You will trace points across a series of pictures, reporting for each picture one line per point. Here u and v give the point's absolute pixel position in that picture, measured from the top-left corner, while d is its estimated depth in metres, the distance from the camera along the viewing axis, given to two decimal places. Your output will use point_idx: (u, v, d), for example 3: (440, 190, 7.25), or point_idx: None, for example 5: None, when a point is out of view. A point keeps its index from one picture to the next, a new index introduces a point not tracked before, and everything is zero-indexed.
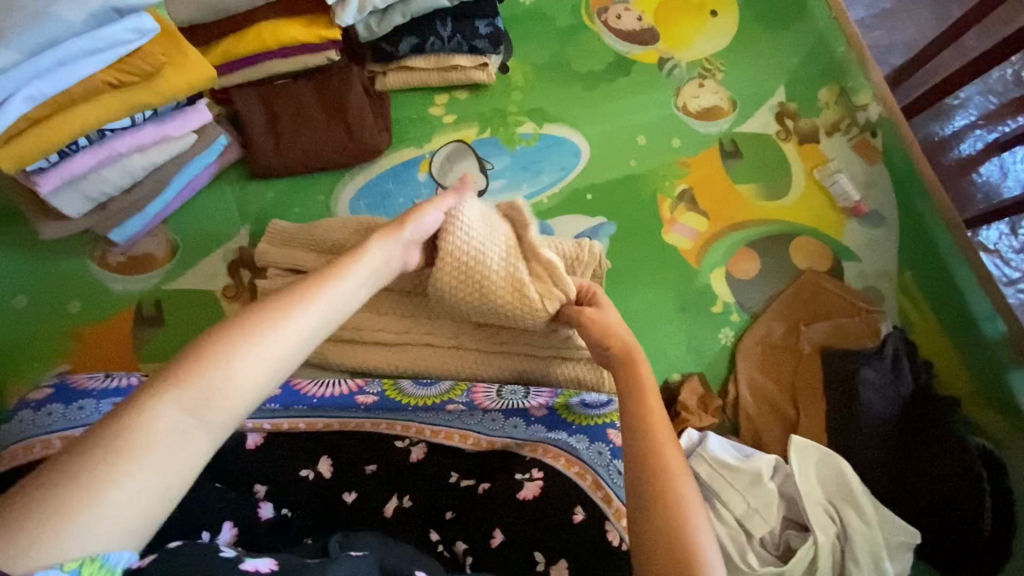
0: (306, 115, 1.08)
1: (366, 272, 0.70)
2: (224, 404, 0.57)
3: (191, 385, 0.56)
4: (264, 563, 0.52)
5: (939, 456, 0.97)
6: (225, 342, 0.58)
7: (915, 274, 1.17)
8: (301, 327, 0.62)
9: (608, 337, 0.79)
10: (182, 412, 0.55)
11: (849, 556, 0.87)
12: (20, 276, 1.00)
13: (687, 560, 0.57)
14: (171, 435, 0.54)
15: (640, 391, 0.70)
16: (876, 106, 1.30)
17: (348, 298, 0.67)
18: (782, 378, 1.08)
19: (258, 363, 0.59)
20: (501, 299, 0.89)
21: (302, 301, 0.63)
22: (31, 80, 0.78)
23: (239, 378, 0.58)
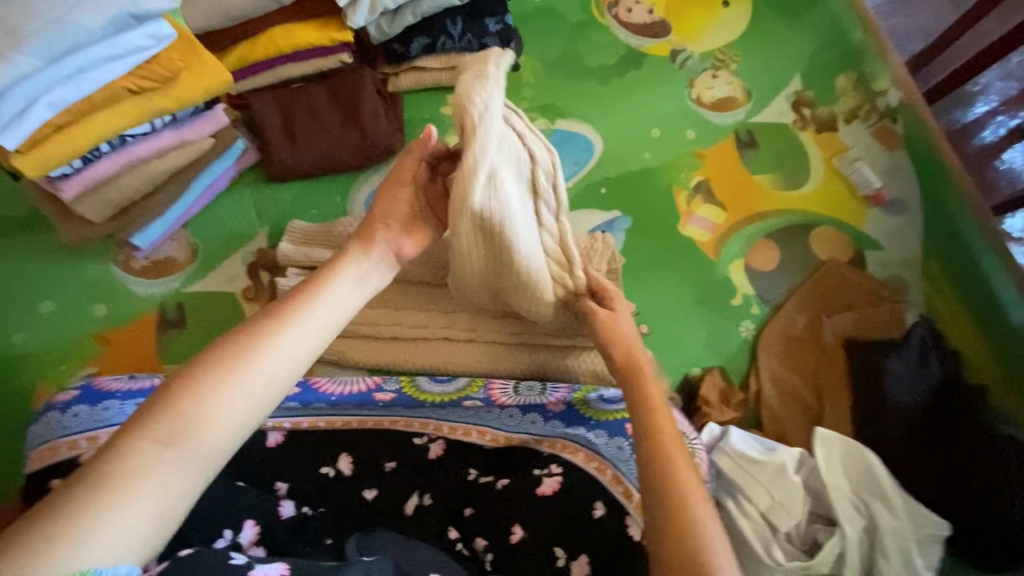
0: (322, 116, 1.09)
1: (349, 286, 0.67)
2: (209, 433, 0.55)
3: (170, 417, 0.54)
4: (274, 568, 0.54)
5: (967, 446, 0.95)
6: (220, 358, 0.58)
7: (941, 262, 1.14)
8: (283, 350, 0.60)
9: (623, 347, 0.78)
10: (164, 445, 0.53)
11: (878, 551, 0.85)
12: (48, 282, 1.03)
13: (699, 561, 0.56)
14: (155, 467, 0.52)
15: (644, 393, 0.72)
16: (895, 92, 1.27)
17: (332, 315, 0.64)
18: (806, 369, 1.06)
19: (240, 391, 0.57)
20: (518, 282, 0.84)
21: (284, 322, 0.61)
22: (53, 87, 0.80)
23: (221, 406, 0.56)
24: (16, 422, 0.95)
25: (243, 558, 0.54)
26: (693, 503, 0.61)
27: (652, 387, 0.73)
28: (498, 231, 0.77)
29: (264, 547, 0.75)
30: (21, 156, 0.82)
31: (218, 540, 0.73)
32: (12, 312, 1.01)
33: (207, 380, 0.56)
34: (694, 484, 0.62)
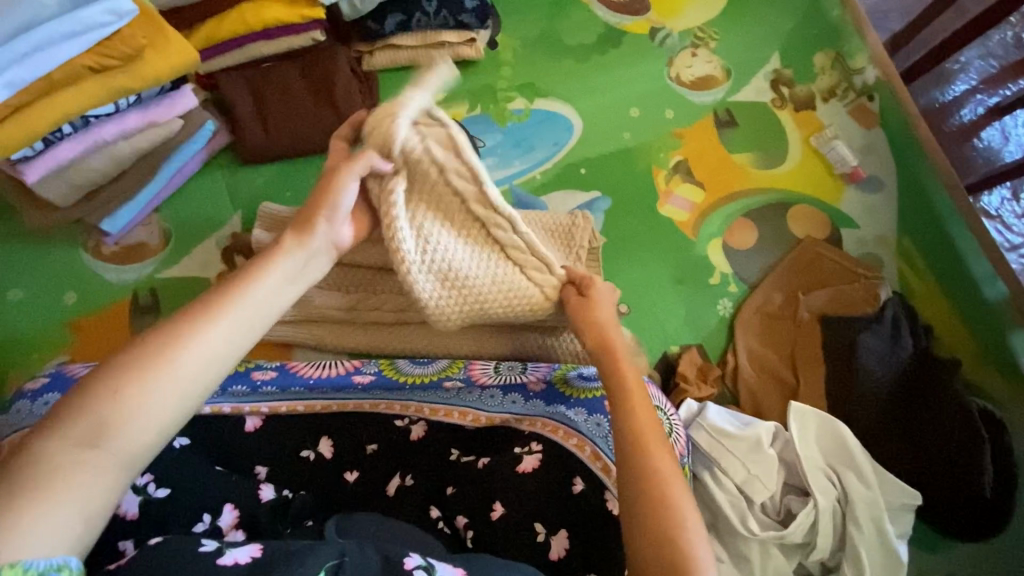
0: (294, 96, 1.07)
1: (279, 281, 0.67)
2: (136, 429, 0.52)
3: (92, 413, 0.51)
4: (245, 553, 0.54)
5: (937, 415, 0.98)
6: (144, 353, 0.55)
7: (915, 239, 1.16)
8: (214, 343, 0.59)
9: (601, 330, 0.77)
10: (87, 443, 0.50)
11: (850, 519, 0.87)
12: (14, 268, 1.00)
13: (670, 534, 0.58)
14: (80, 466, 0.49)
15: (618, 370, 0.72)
16: (872, 69, 1.28)
17: (261, 310, 0.64)
18: (782, 346, 1.07)
19: (168, 385, 0.55)
20: (499, 304, 0.82)
21: (213, 316, 0.60)
22: (10, 64, 0.77)
23: (148, 402, 0.54)
24: None
25: (215, 544, 0.55)
26: (669, 484, 0.61)
27: (624, 364, 0.73)
28: (454, 266, 0.80)
29: (243, 530, 0.74)
30: None
31: (197, 524, 0.73)
32: None
33: (132, 375, 0.54)
34: (667, 460, 0.63)
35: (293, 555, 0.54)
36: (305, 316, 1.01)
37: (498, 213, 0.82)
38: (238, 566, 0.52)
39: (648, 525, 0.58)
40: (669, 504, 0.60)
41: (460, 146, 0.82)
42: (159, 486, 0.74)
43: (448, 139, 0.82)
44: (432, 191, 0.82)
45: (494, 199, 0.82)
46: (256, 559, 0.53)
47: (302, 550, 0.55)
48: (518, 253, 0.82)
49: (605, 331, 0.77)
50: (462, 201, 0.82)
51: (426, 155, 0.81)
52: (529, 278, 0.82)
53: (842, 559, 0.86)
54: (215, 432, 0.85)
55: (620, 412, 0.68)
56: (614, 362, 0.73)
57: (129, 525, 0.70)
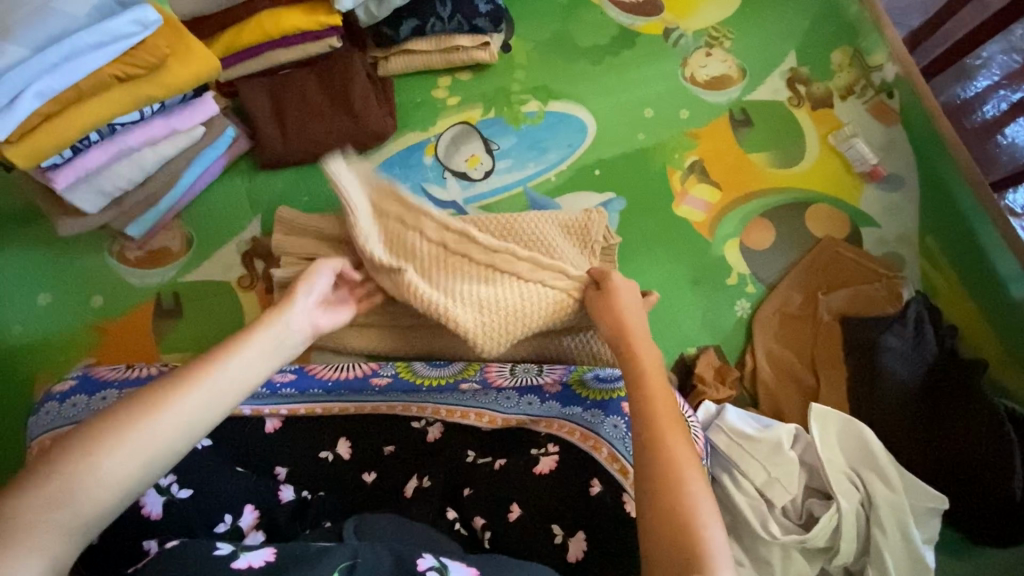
0: (312, 102, 1.09)
1: (260, 348, 0.68)
2: (98, 495, 0.53)
3: (63, 475, 0.52)
4: (259, 557, 0.55)
5: (961, 419, 0.95)
6: (123, 417, 0.57)
7: (938, 238, 1.14)
8: (187, 410, 0.59)
9: (617, 321, 0.79)
10: (49, 506, 0.51)
11: (874, 523, 0.85)
12: (43, 273, 1.03)
13: (683, 533, 0.55)
14: (40, 529, 0.49)
15: (637, 356, 0.72)
16: (891, 66, 1.26)
17: (239, 377, 0.64)
18: (802, 348, 1.06)
19: (134, 450, 0.56)
20: (533, 319, 0.89)
21: (189, 381, 0.61)
22: (40, 75, 0.80)
23: (113, 467, 0.54)
24: (16, 413, 0.96)
25: (230, 548, 0.56)
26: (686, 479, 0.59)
27: (642, 351, 0.73)
28: (489, 300, 0.88)
29: (263, 531, 0.76)
30: (12, 148, 0.82)
31: (219, 524, 0.75)
32: (8, 303, 1.01)
33: (108, 438, 0.55)
34: (686, 453, 0.61)
35: (306, 557, 0.55)
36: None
37: (500, 253, 0.90)
38: (251, 570, 0.53)
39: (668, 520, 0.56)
40: (688, 499, 0.57)
41: (423, 211, 0.93)
42: (182, 486, 0.75)
43: (419, 210, 0.94)
44: (438, 253, 0.92)
45: (487, 242, 0.91)
46: (270, 562, 0.54)
47: (313, 553, 0.56)
48: (531, 275, 0.89)
49: (621, 320, 0.78)
50: (467, 251, 0.91)
51: (416, 225, 0.94)
52: (549, 286, 0.89)
53: (867, 564, 0.84)
54: (238, 433, 0.86)
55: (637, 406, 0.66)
56: (631, 350, 0.73)
57: (154, 525, 0.72)
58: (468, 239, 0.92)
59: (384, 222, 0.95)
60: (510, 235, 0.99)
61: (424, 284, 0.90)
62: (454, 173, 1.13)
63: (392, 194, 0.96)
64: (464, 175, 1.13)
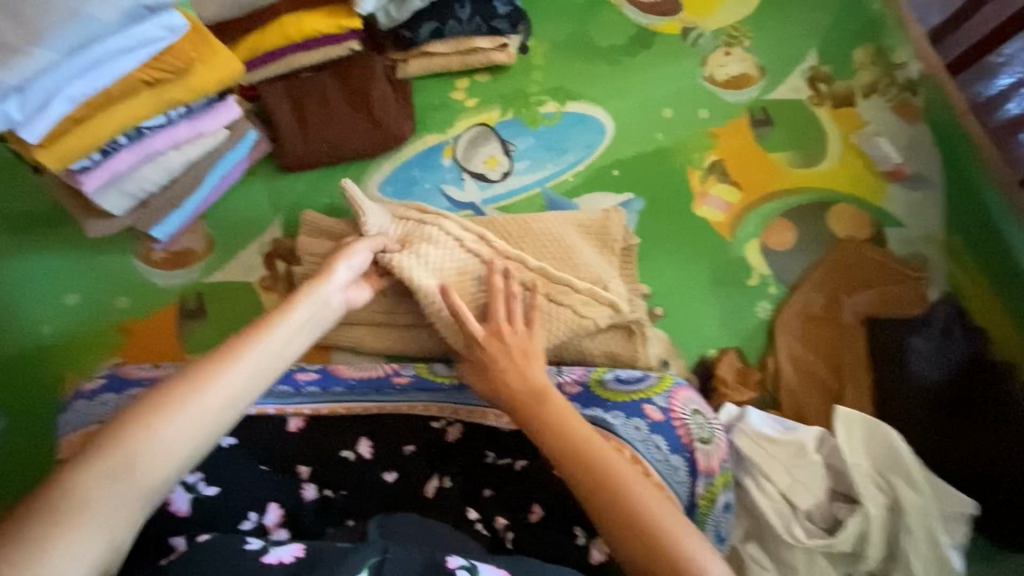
0: (332, 105, 1.10)
1: (294, 329, 0.73)
2: (156, 466, 0.58)
3: (127, 446, 0.58)
4: (288, 553, 0.56)
5: (993, 422, 0.94)
6: (174, 392, 0.62)
7: (965, 238, 1.12)
8: (232, 387, 0.65)
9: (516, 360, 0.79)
10: (111, 477, 0.56)
11: (902, 529, 0.83)
12: (71, 275, 1.05)
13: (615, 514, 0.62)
14: (103, 497, 0.55)
15: (535, 412, 0.72)
16: (915, 63, 1.24)
17: (274, 359, 0.70)
18: (826, 349, 1.04)
19: (185, 425, 0.61)
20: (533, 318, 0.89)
21: (230, 361, 0.66)
22: (71, 79, 0.81)
23: (166, 440, 0.59)
24: (46, 411, 0.98)
25: (260, 544, 0.57)
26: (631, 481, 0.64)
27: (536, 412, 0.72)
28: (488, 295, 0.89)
29: (287, 529, 0.78)
30: (43, 150, 0.84)
31: (244, 522, 0.77)
32: (38, 303, 1.03)
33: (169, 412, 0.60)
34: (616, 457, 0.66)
35: (334, 554, 0.56)
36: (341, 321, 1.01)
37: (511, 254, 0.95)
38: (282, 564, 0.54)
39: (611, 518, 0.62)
40: (614, 482, 0.64)
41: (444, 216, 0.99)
42: (208, 484, 0.77)
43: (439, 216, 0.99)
44: (449, 253, 0.95)
45: (501, 247, 0.96)
46: (300, 558, 0.55)
47: (342, 549, 0.56)
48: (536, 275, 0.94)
49: (508, 386, 0.76)
50: (477, 252, 0.95)
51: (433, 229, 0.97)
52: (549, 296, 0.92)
53: (894, 571, 0.83)
54: (262, 434, 0.86)
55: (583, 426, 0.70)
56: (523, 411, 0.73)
57: (182, 522, 0.73)
58: (482, 243, 0.96)
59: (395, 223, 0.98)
60: (527, 236, 0.99)
61: (422, 279, 0.92)
62: (471, 174, 1.14)
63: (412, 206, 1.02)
64: (482, 176, 1.14)
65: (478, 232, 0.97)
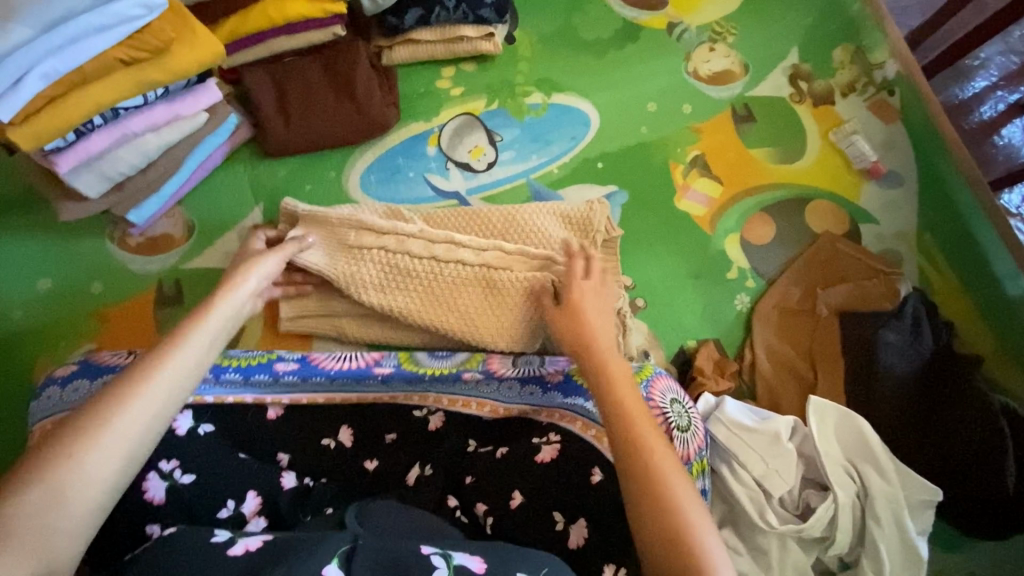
0: (316, 91, 1.09)
1: (211, 332, 0.71)
2: (84, 493, 0.55)
3: (50, 475, 0.54)
4: (253, 542, 0.56)
5: (960, 413, 0.97)
6: (97, 413, 0.58)
7: (936, 235, 1.15)
8: (156, 396, 0.61)
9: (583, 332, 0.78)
10: (40, 510, 0.52)
11: (870, 514, 0.86)
12: (43, 259, 1.02)
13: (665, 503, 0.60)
14: (32, 533, 0.51)
15: (612, 379, 0.71)
16: (893, 64, 1.27)
17: (195, 366, 0.66)
18: (801, 342, 1.07)
19: (109, 445, 0.57)
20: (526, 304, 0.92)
21: (153, 370, 0.63)
22: (44, 57, 0.79)
23: (93, 465, 0.56)
24: (17, 398, 0.95)
25: (226, 535, 0.57)
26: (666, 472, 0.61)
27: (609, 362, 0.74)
28: (492, 278, 0.93)
29: (265, 517, 0.78)
30: (16, 129, 0.81)
31: (221, 510, 0.76)
32: (8, 287, 1.00)
33: (93, 433, 0.57)
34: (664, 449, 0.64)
35: (303, 544, 0.55)
36: (325, 310, 1.00)
37: (490, 251, 0.94)
38: (248, 552, 0.54)
39: (647, 514, 0.59)
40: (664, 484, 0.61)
41: (408, 234, 0.95)
42: (185, 472, 0.77)
43: (405, 236, 0.95)
44: (434, 272, 0.94)
45: (476, 246, 0.94)
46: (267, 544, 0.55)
47: (311, 539, 0.56)
48: (523, 266, 0.93)
49: (581, 333, 0.78)
50: (457, 258, 0.94)
51: (405, 236, 0.95)
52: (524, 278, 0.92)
53: (861, 555, 0.86)
54: (243, 420, 0.86)
55: (609, 409, 0.68)
56: (602, 361, 0.74)
57: (157, 510, 0.74)
58: (454, 247, 0.94)
59: (360, 262, 0.95)
60: (510, 228, 0.99)
61: (420, 305, 0.95)
62: (456, 163, 1.14)
63: (361, 228, 0.96)
64: (466, 166, 1.14)
65: (445, 237, 0.95)
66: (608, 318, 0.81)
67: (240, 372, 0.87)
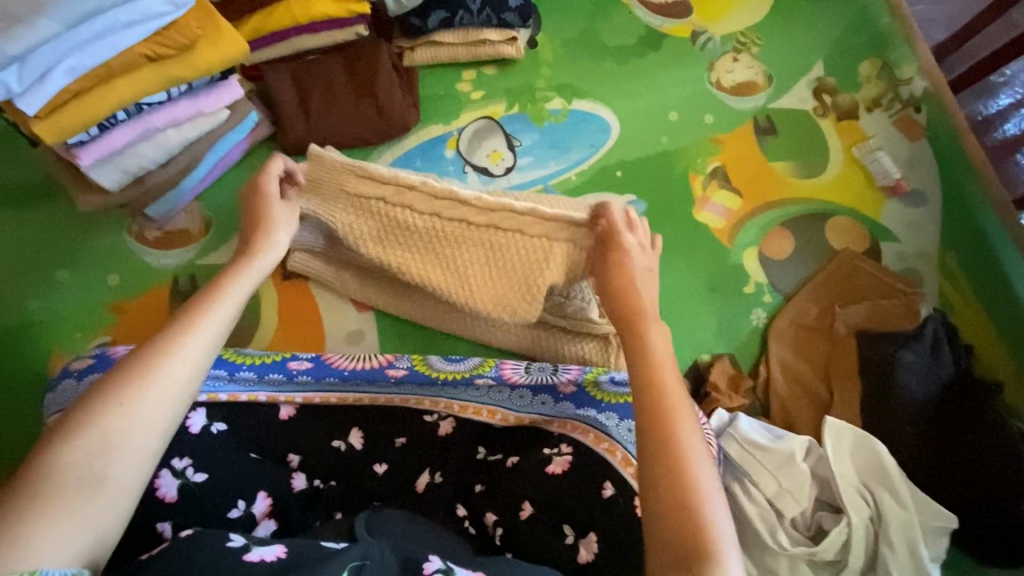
0: (337, 90, 1.09)
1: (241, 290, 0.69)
2: (129, 448, 0.55)
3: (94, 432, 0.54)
4: (271, 552, 0.55)
5: (978, 438, 0.95)
6: (133, 371, 0.57)
7: (957, 256, 1.14)
8: (181, 367, 0.59)
9: (628, 299, 0.70)
10: (91, 465, 0.53)
11: (883, 539, 0.85)
12: (63, 250, 1.03)
13: (678, 483, 0.54)
14: (79, 487, 0.52)
15: (643, 346, 0.64)
16: (921, 80, 1.25)
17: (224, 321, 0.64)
18: (817, 360, 1.06)
19: (149, 403, 0.56)
20: (534, 271, 0.87)
21: (185, 328, 0.61)
22: (71, 52, 0.79)
23: (135, 422, 0.55)
24: (32, 389, 0.96)
25: (242, 540, 0.56)
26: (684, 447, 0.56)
27: (650, 330, 0.66)
28: (501, 244, 0.88)
29: (275, 519, 0.79)
30: (40, 123, 0.81)
31: (232, 510, 0.77)
32: (27, 277, 1.01)
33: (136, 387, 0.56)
34: (688, 424, 0.58)
35: (316, 558, 0.54)
36: (338, 285, 1.04)
37: (500, 208, 0.88)
38: (264, 563, 0.53)
39: (651, 482, 0.55)
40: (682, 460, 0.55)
41: (410, 185, 0.91)
42: (197, 470, 0.77)
43: (407, 187, 0.91)
44: (435, 230, 0.91)
45: (483, 206, 0.89)
46: (283, 558, 0.54)
47: (323, 555, 0.55)
48: (534, 229, 0.87)
49: (628, 297, 0.70)
50: (462, 218, 0.90)
51: (414, 184, 0.92)
52: (535, 242, 0.87)
53: None
54: (250, 418, 0.85)
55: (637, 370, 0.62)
56: (639, 330, 0.66)
57: (168, 508, 0.74)
58: (459, 205, 0.90)
59: (365, 213, 0.93)
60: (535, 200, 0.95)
61: (426, 266, 0.93)
62: (475, 167, 1.13)
63: (366, 177, 0.93)
64: (485, 170, 1.13)
65: (450, 193, 0.90)
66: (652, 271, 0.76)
67: (254, 371, 0.88)
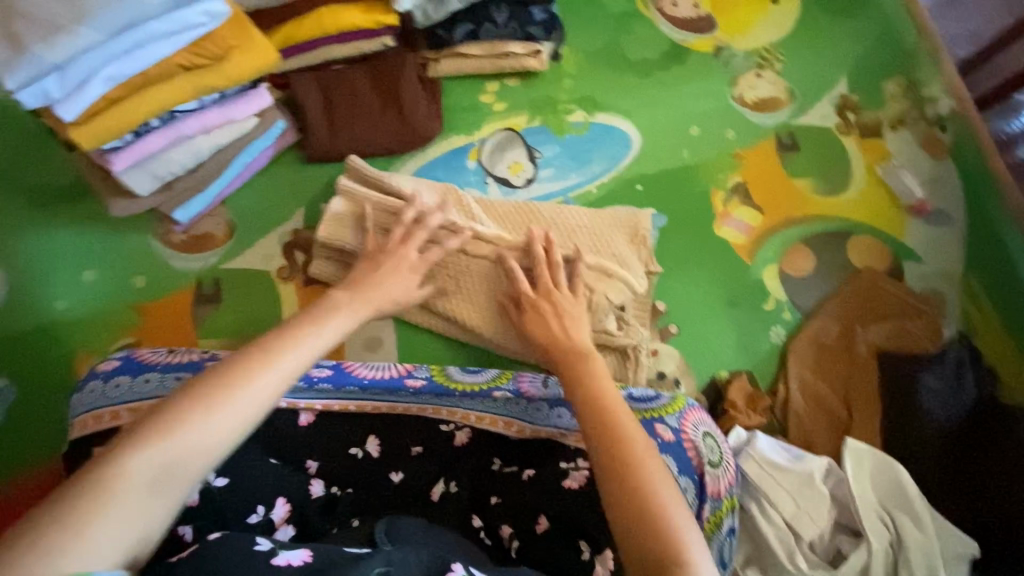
0: (361, 100, 1.10)
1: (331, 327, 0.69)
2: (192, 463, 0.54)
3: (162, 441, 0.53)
4: (297, 555, 0.55)
5: (997, 469, 0.95)
6: (211, 387, 0.57)
7: (981, 278, 1.12)
8: (260, 391, 0.59)
9: (555, 342, 0.83)
10: (152, 474, 0.52)
11: (903, 564, 0.83)
12: (90, 251, 1.05)
13: (646, 504, 0.58)
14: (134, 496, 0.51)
15: (590, 382, 0.72)
16: (946, 99, 1.24)
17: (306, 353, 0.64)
18: (837, 380, 1.04)
19: (218, 422, 0.56)
20: None
21: (270, 356, 0.61)
22: (112, 61, 0.82)
23: (202, 438, 0.55)
24: (57, 387, 0.98)
25: (268, 544, 0.56)
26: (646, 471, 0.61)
27: (585, 368, 0.76)
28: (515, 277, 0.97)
29: (294, 527, 0.78)
30: (77, 128, 0.84)
31: (252, 514, 0.77)
32: (56, 277, 1.03)
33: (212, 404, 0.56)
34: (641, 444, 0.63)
35: (342, 563, 0.55)
36: None
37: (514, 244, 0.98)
38: (291, 567, 0.54)
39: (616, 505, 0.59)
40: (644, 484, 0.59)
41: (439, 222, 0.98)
42: (219, 475, 0.78)
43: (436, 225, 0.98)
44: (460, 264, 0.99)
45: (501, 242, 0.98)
46: (309, 562, 0.55)
47: (349, 560, 0.55)
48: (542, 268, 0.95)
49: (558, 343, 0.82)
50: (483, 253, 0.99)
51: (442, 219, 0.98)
52: None
53: None
54: (271, 422, 0.87)
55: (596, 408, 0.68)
56: (572, 368, 0.76)
57: (189, 511, 0.74)
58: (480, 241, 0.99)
59: None
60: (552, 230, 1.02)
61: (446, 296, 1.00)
62: (496, 178, 1.14)
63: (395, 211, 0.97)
64: (505, 181, 1.14)
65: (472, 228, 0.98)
66: (579, 314, 0.86)
67: None
